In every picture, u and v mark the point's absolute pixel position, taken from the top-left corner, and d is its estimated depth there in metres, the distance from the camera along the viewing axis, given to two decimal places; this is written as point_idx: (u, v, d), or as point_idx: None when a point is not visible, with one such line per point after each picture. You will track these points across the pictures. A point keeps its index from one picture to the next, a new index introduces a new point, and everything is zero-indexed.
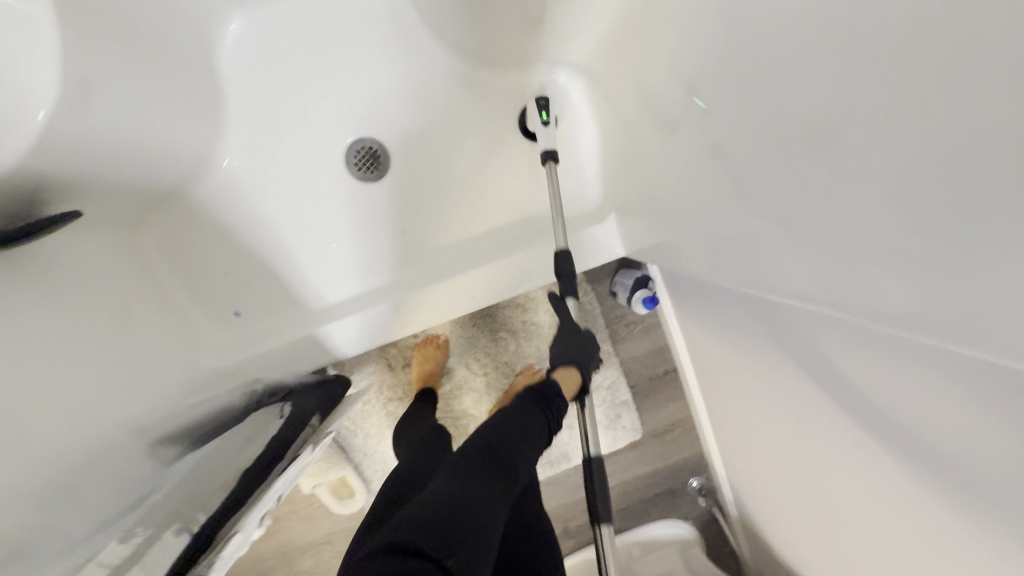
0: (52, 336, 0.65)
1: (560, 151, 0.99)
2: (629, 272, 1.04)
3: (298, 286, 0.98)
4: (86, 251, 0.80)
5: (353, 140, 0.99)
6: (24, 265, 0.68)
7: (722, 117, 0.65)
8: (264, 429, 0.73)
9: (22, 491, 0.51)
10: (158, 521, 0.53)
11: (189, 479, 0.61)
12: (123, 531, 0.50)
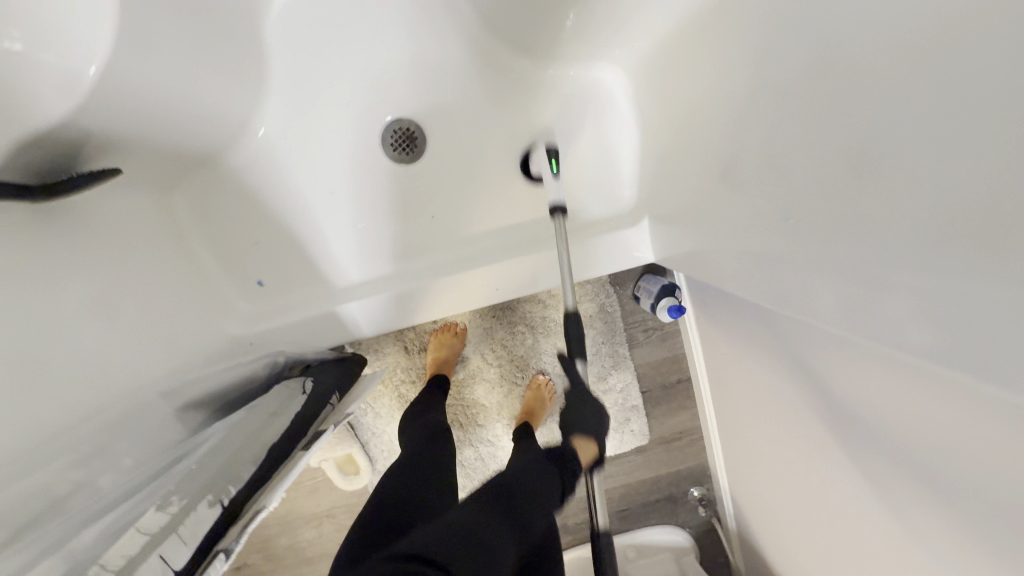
0: (84, 294, 0.65)
1: (599, 150, 0.97)
2: (655, 278, 1.02)
3: (323, 262, 0.98)
4: (119, 210, 0.80)
5: (391, 120, 0.98)
6: (63, 220, 0.68)
7: (766, 133, 0.64)
8: (290, 404, 0.74)
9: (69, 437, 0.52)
10: (193, 489, 0.55)
11: (225, 445, 0.63)
12: (160, 495, 0.53)
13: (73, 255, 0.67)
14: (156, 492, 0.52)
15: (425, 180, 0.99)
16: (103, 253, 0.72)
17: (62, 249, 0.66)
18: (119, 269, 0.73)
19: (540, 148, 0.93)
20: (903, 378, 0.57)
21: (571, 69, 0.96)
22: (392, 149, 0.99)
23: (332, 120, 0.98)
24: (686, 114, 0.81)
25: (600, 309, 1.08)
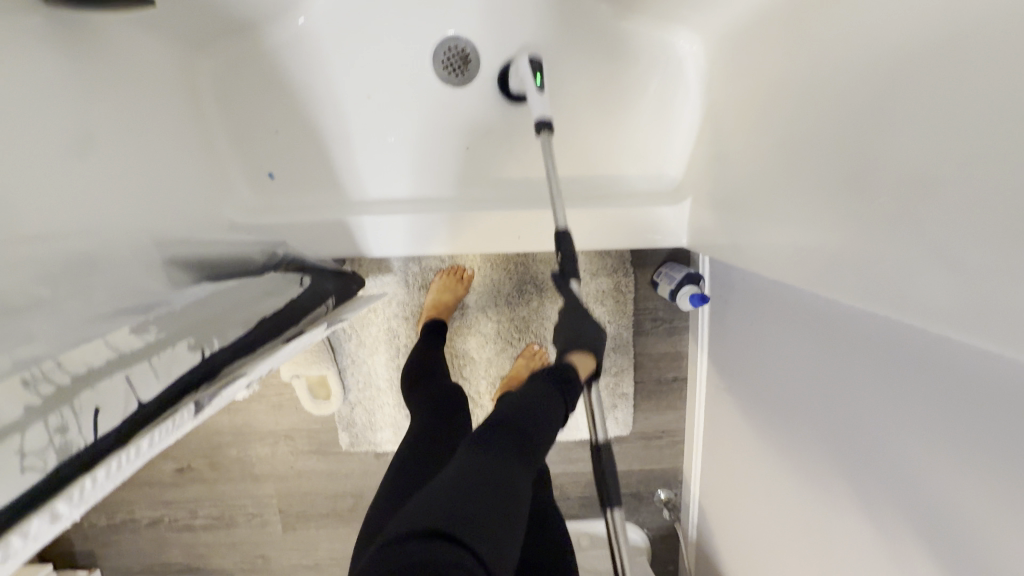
0: (68, 124, 0.59)
1: (655, 121, 0.93)
2: (679, 267, 0.97)
3: (342, 170, 0.92)
4: (133, 53, 0.74)
5: (447, 38, 0.91)
6: (58, 39, 0.62)
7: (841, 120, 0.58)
8: (285, 289, 0.67)
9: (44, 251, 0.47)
10: (178, 326, 0.49)
11: (217, 299, 0.56)
12: (139, 319, 0.47)
13: (63, 80, 0.60)
14: (135, 319, 0.46)
15: (468, 109, 0.93)
16: (98, 93, 0.65)
17: (52, 70, 0.59)
18: (111, 115, 0.66)
19: (523, 59, 0.85)
20: (951, 397, 0.53)
21: (644, 28, 0.91)
22: (440, 67, 0.92)
23: (382, 20, 0.90)
24: (752, 94, 0.76)
25: (614, 286, 1.03)
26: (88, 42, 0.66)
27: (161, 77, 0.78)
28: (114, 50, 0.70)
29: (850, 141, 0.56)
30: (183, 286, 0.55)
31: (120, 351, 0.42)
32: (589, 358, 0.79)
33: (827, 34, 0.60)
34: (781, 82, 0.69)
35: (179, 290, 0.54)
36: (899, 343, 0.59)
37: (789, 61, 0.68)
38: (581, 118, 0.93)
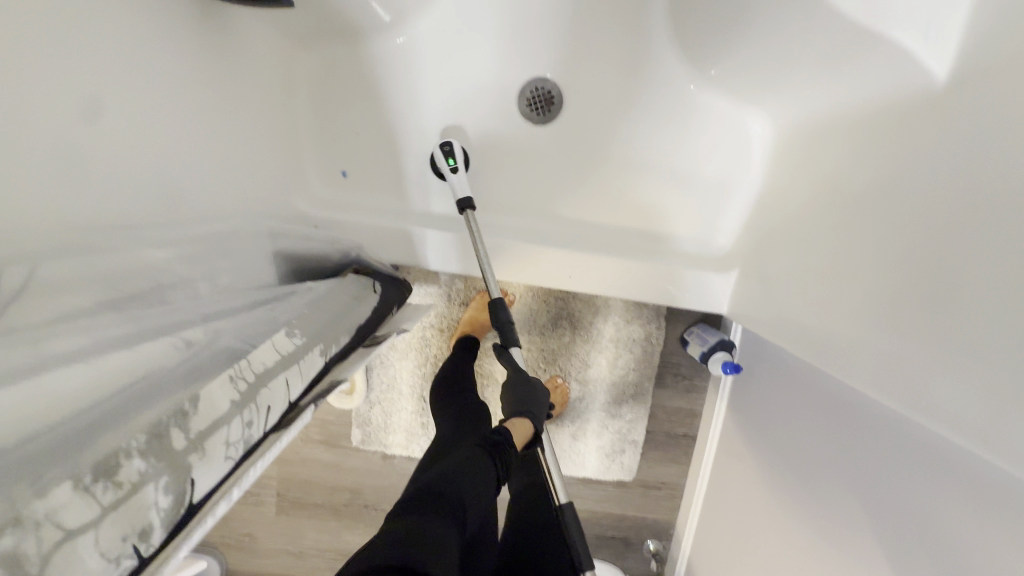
0: (191, 101, 0.62)
1: (714, 190, 0.97)
2: (713, 332, 1.02)
3: (411, 179, 0.96)
4: (247, 41, 0.78)
5: (535, 79, 0.97)
6: (194, 22, 0.65)
7: (909, 234, 0.62)
8: (367, 298, 0.74)
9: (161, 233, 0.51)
10: (312, 332, 0.61)
11: (335, 307, 0.67)
12: (288, 322, 0.59)
13: (194, 62, 0.64)
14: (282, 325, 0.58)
15: (542, 146, 0.98)
16: (218, 78, 0.69)
17: (187, 51, 0.63)
18: (224, 98, 0.70)
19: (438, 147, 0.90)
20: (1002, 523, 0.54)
21: (720, 103, 0.96)
22: (527, 104, 0.98)
23: (480, 53, 0.96)
24: (817, 188, 0.80)
25: (644, 336, 1.07)
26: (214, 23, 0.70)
27: (265, 67, 0.82)
28: (233, 36, 0.74)
29: (924, 257, 0.60)
30: (296, 288, 0.66)
31: (281, 353, 0.54)
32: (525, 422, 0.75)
33: (909, 153, 0.64)
34: (850, 183, 0.74)
35: (295, 294, 0.65)
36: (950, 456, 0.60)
37: (864, 167, 0.72)
38: (645, 174, 0.98)
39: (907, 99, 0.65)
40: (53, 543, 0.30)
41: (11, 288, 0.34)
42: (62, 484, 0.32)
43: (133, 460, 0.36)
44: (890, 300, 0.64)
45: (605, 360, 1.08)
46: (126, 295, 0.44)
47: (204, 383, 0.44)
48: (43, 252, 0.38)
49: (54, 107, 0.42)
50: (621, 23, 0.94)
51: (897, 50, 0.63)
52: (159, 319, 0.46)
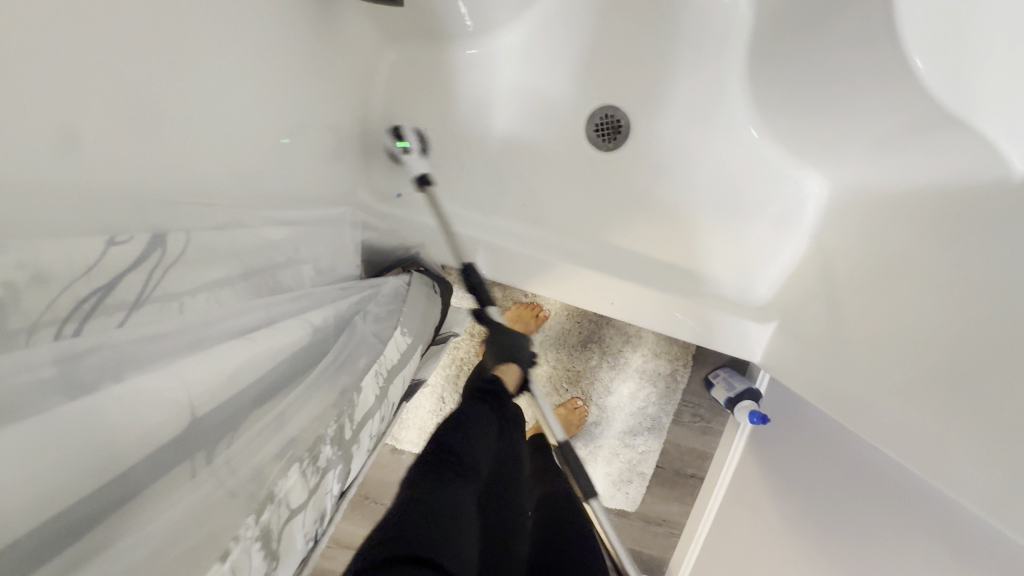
0: (284, 80, 0.64)
1: (763, 241, 0.99)
2: (740, 379, 1.04)
3: (470, 184, 0.97)
4: (338, 27, 0.80)
5: (606, 106, 0.99)
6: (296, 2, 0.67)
7: (976, 322, 0.64)
8: (434, 300, 0.77)
9: (258, 212, 0.52)
10: (416, 330, 0.67)
11: (429, 304, 0.73)
12: (397, 318, 0.64)
13: (294, 45, 0.67)
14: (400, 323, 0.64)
15: (603, 171, 1.00)
16: (311, 63, 0.72)
17: (290, 35, 0.66)
18: (313, 83, 0.72)
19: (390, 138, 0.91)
20: None
21: (782, 159, 0.98)
22: (593, 130, 1.00)
23: (555, 73, 0.98)
24: (870, 255, 0.82)
25: (670, 371, 1.08)
26: (316, 11, 0.73)
27: (350, 55, 0.85)
28: (327, 19, 0.76)
29: (987, 345, 0.62)
30: (404, 286, 0.71)
31: (399, 353, 0.61)
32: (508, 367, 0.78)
33: (980, 244, 0.66)
34: (909, 257, 0.75)
35: (403, 290, 0.70)
36: (988, 540, 0.61)
37: (925, 243, 0.73)
38: (698, 214, 1.00)
39: (977, 185, 0.67)
40: (285, 519, 0.39)
41: (172, 253, 0.39)
42: (286, 467, 0.41)
43: (325, 447, 0.45)
44: (952, 380, 0.65)
45: (628, 389, 1.09)
46: (233, 271, 0.46)
47: (363, 382, 0.53)
48: (175, 221, 0.41)
49: (181, 78, 0.45)
50: (697, 67, 0.97)
51: (972, 138, 0.65)
52: (253, 293, 0.48)
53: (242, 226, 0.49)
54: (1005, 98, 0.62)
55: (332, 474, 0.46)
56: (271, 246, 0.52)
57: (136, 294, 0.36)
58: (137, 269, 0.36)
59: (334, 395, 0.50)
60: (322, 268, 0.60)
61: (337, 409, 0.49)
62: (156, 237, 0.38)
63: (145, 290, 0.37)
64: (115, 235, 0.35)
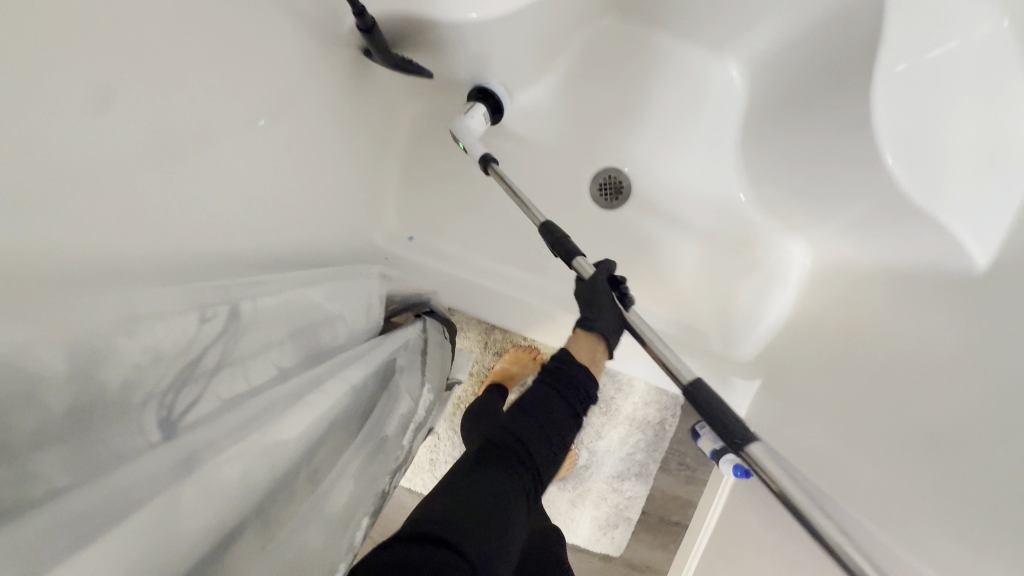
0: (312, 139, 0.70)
1: (751, 301, 1.04)
2: (724, 431, 1.08)
3: (477, 232, 1.02)
4: (364, 87, 0.86)
5: (609, 167, 1.07)
6: (327, 69, 0.73)
7: (941, 399, 0.70)
8: (444, 347, 0.82)
9: (309, 275, 0.60)
10: (433, 390, 0.75)
11: (442, 358, 0.80)
12: (420, 381, 0.72)
13: (320, 108, 0.73)
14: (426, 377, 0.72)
15: (604, 227, 1.06)
16: (335, 121, 0.78)
17: (320, 99, 0.72)
18: (334, 139, 0.78)
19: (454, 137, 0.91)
20: None
21: (770, 227, 1.04)
22: (595, 189, 1.07)
23: (563, 134, 1.06)
24: (847, 324, 0.88)
25: (658, 420, 1.12)
26: (348, 75, 0.80)
27: (371, 109, 0.91)
28: (354, 81, 0.82)
29: (952, 421, 0.67)
30: (431, 336, 0.78)
31: (416, 419, 0.69)
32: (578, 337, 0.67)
33: (946, 325, 0.72)
34: (881, 330, 0.81)
35: (427, 339, 0.77)
36: None
37: (897, 319, 0.80)
38: (690, 273, 1.06)
39: (945, 271, 0.74)
40: None
41: (245, 321, 0.47)
42: (329, 534, 0.50)
43: (353, 531, 0.53)
44: (917, 451, 0.70)
45: (618, 435, 1.13)
46: (294, 330, 0.53)
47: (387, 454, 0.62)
48: (249, 292, 0.48)
49: (209, 152, 0.51)
50: (695, 138, 1.04)
51: (938, 231, 0.72)
52: (303, 347, 0.54)
53: (299, 289, 0.56)
54: (967, 201, 0.69)
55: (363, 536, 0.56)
56: (324, 306, 0.58)
57: (216, 359, 0.44)
58: (217, 341, 0.44)
59: (371, 463, 0.60)
60: (360, 319, 0.65)
61: (369, 479, 0.58)
62: (231, 309, 0.46)
63: (224, 353, 0.45)
64: (204, 313, 0.43)
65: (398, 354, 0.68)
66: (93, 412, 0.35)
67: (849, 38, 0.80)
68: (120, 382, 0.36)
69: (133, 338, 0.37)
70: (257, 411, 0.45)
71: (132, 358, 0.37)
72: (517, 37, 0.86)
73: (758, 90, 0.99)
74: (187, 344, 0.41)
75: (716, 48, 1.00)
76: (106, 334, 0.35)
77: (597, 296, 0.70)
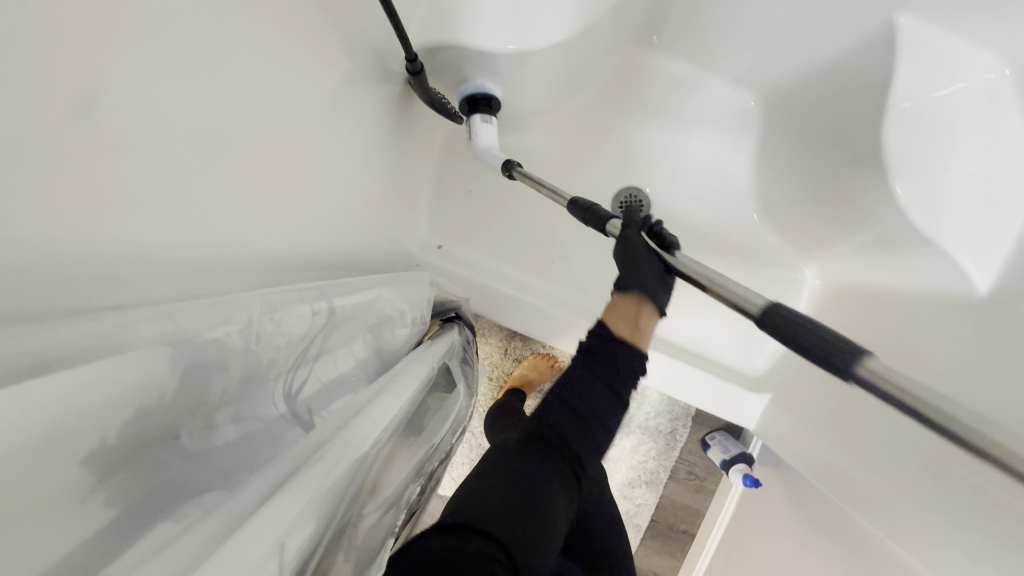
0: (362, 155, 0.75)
1: (762, 319, 1.09)
2: (734, 443, 1.12)
3: (503, 244, 1.08)
4: (406, 106, 0.92)
5: (631, 187, 1.12)
6: (376, 92, 0.79)
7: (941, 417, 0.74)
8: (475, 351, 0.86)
9: (385, 278, 0.64)
10: (471, 390, 0.80)
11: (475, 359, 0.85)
12: (463, 380, 0.77)
13: (369, 127, 0.78)
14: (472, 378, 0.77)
15: None
16: (380, 138, 0.84)
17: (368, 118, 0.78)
18: (377, 155, 0.84)
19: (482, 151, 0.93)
20: None
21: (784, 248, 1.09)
22: (616, 206, 1.11)
23: (587, 155, 1.11)
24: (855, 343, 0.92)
25: (670, 430, 1.17)
26: (395, 99, 0.87)
27: (411, 127, 0.97)
28: (398, 102, 0.88)
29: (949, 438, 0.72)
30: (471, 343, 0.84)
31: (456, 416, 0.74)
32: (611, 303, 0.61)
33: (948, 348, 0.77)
34: (888, 350, 0.86)
35: (466, 345, 0.83)
36: None
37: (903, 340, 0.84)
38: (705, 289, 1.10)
39: (947, 296, 0.79)
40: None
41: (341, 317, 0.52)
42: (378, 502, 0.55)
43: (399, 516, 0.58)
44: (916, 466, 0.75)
45: (631, 444, 1.17)
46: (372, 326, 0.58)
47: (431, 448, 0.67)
48: (344, 291, 0.53)
49: (284, 166, 0.57)
50: (711, 162, 1.10)
51: (942, 257, 0.77)
52: (375, 343, 0.59)
53: (379, 290, 0.60)
54: (968, 232, 0.75)
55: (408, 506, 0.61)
56: (397, 307, 0.63)
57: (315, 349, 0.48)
58: (323, 331, 0.49)
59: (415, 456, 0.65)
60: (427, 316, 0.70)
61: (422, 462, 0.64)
62: (334, 306, 0.50)
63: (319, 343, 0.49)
64: (315, 306, 0.48)
65: (449, 357, 0.74)
66: (247, 384, 0.42)
67: (863, 79, 0.86)
68: (268, 358, 0.43)
69: (264, 326, 0.42)
70: (352, 396, 0.51)
71: (263, 344, 0.42)
72: (551, 67, 0.93)
73: (775, 119, 1.05)
74: (307, 332, 0.46)
75: (736, 79, 1.06)
76: (261, 320, 0.41)
77: (630, 248, 0.64)
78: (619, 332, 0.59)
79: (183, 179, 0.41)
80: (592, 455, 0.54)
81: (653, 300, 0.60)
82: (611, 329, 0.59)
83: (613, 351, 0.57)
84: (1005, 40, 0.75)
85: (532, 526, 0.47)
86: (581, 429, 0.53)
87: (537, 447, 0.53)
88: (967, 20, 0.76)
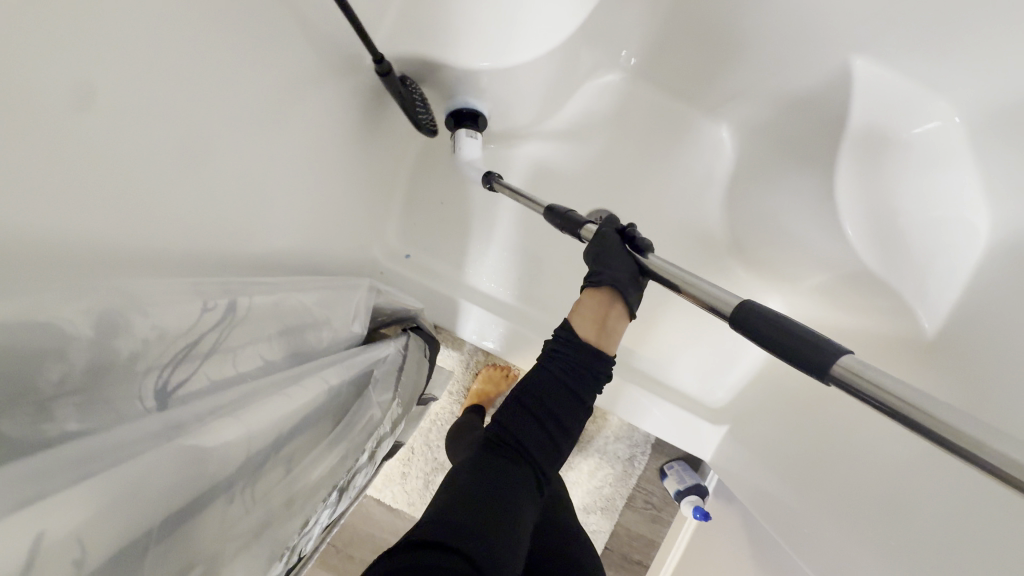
0: (323, 156, 0.76)
1: (725, 351, 1.08)
2: (690, 473, 1.11)
3: (471, 257, 1.08)
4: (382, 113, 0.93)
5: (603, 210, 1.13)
6: (348, 95, 0.80)
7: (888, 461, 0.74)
8: (420, 363, 0.86)
9: (304, 281, 0.63)
10: (405, 401, 0.80)
11: (415, 371, 0.84)
12: (396, 392, 0.77)
13: (338, 128, 0.79)
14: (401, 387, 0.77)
15: None
16: (350, 140, 0.84)
17: (337, 120, 0.78)
18: (347, 158, 0.85)
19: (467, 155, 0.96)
20: None
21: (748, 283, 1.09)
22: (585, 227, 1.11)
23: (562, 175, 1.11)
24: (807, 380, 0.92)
25: (628, 456, 1.15)
26: (368, 105, 0.87)
27: (386, 134, 0.98)
28: (372, 107, 0.89)
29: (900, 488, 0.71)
30: (416, 355, 0.83)
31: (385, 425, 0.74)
32: (582, 301, 0.63)
33: None
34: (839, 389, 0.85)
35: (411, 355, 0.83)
36: None
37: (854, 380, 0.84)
38: (668, 315, 1.09)
39: (895, 336, 0.78)
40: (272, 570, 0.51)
41: (238, 313, 0.50)
42: (296, 516, 0.54)
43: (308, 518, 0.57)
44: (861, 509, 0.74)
45: (588, 468, 1.15)
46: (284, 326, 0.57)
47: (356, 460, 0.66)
48: (244, 290, 0.51)
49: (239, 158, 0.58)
50: (684, 191, 1.09)
51: (895, 295, 0.77)
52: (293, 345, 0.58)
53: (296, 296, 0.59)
54: (923, 283, 0.75)
55: (313, 527, 0.59)
56: (310, 312, 0.62)
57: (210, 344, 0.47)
58: (217, 328, 0.47)
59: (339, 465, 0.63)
60: (362, 324, 0.71)
61: (333, 478, 0.62)
62: (235, 302, 0.49)
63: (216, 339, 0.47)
64: (208, 301, 0.46)
65: (383, 366, 0.73)
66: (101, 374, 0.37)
67: (823, 119, 0.87)
68: (139, 351, 0.40)
69: (145, 316, 0.40)
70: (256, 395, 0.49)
71: (146, 332, 0.40)
72: (526, 85, 0.94)
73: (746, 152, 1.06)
74: (192, 325, 0.44)
75: (712, 110, 1.07)
76: (140, 306, 0.40)
77: (602, 245, 0.63)
78: (583, 334, 0.61)
79: (119, 161, 0.40)
80: (548, 448, 0.55)
81: (620, 299, 0.61)
82: (574, 328, 0.61)
83: (576, 350, 0.59)
84: (961, 88, 0.77)
85: (505, 524, 0.48)
86: (531, 421, 0.55)
87: (504, 443, 0.55)
88: (920, 69, 0.79)
